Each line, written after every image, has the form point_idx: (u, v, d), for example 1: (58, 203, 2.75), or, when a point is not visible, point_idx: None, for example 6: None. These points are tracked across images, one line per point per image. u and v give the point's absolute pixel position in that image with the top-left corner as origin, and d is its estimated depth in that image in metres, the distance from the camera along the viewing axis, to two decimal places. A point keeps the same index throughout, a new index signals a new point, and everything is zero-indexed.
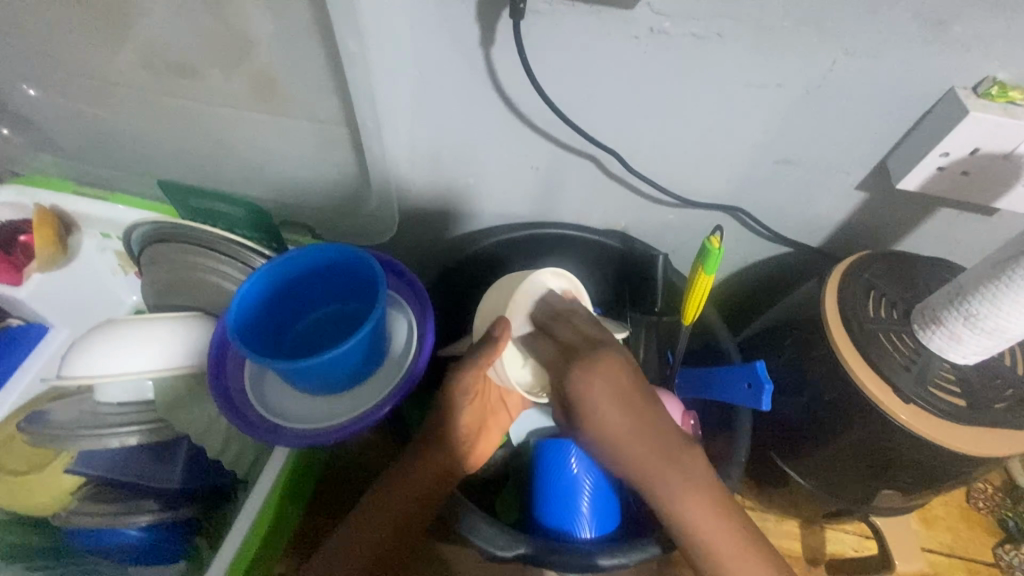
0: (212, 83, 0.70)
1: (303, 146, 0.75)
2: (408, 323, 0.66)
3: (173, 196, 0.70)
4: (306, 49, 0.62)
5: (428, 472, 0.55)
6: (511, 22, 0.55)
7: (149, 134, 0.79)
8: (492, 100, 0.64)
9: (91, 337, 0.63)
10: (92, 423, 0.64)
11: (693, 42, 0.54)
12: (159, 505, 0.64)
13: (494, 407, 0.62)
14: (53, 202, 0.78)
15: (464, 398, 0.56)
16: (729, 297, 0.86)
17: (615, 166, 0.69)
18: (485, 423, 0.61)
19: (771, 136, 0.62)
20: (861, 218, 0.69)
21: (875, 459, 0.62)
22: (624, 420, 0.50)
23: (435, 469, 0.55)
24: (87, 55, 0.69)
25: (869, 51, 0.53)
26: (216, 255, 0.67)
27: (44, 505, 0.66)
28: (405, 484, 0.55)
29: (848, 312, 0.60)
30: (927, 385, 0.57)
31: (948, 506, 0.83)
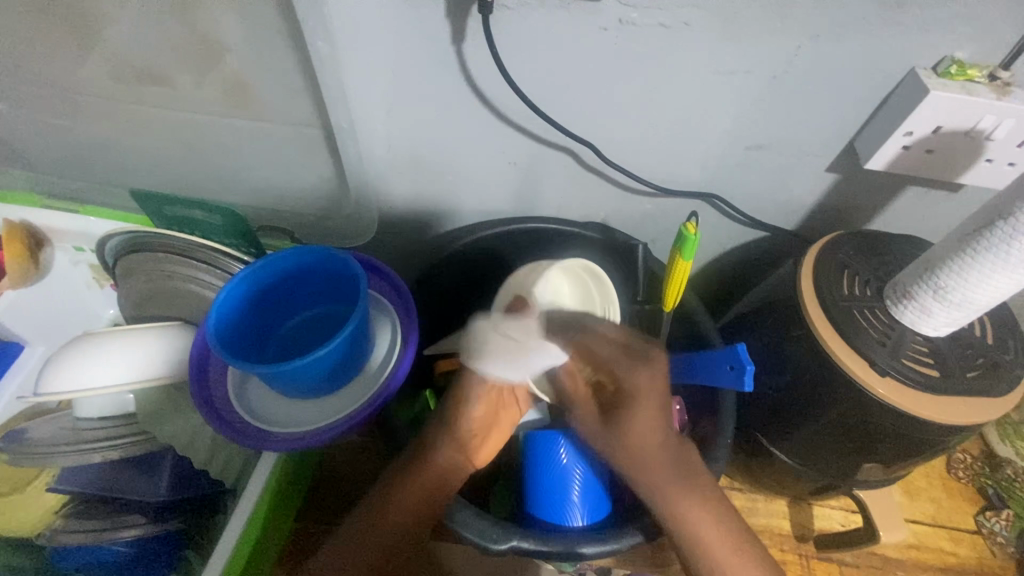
0: (182, 91, 0.69)
1: (278, 151, 0.75)
2: (393, 324, 0.66)
3: (147, 206, 0.69)
4: (275, 51, 0.62)
5: (432, 471, 0.57)
6: (481, 18, 0.56)
7: (119, 144, 0.77)
8: (467, 97, 0.64)
9: (64, 354, 0.62)
10: (76, 440, 0.64)
11: (661, 32, 0.55)
12: (146, 518, 0.63)
13: (507, 402, 0.63)
14: (22, 216, 0.76)
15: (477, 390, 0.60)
16: (709, 282, 0.87)
17: (591, 158, 0.70)
18: (495, 425, 0.62)
19: (742, 122, 0.63)
20: (833, 199, 0.71)
21: (855, 432, 0.63)
22: (654, 432, 0.56)
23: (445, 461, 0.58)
24: (51, 65, 0.68)
25: (831, 35, 0.54)
26: (193, 262, 0.66)
27: (28, 525, 0.65)
28: (412, 477, 0.57)
29: (824, 290, 0.61)
30: (902, 357, 0.58)
31: (930, 477, 0.86)
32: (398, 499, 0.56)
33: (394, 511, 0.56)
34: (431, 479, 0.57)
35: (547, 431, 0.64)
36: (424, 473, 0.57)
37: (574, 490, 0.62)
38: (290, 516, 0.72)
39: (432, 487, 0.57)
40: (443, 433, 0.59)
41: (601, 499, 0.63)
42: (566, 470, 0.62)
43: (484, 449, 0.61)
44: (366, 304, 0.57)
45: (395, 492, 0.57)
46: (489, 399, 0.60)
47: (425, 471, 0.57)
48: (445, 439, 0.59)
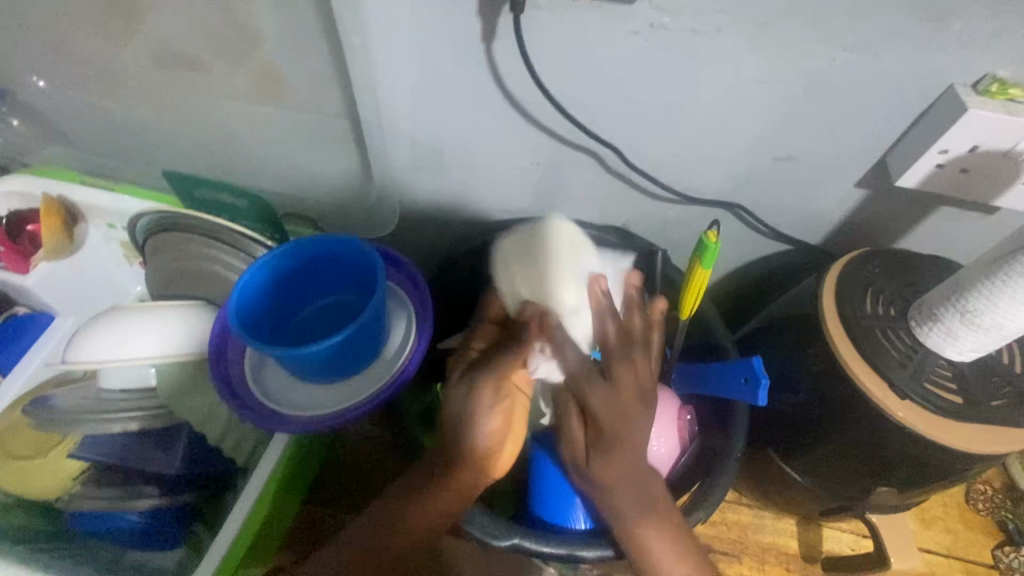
0: (218, 78, 0.71)
1: (307, 140, 0.76)
2: (407, 315, 0.66)
3: (178, 187, 0.71)
4: (309, 42, 0.63)
5: (450, 495, 0.56)
6: (513, 17, 0.56)
7: (155, 126, 0.80)
8: (494, 95, 0.64)
9: (94, 325, 0.64)
10: (96, 408, 0.65)
11: (693, 37, 0.55)
12: (160, 490, 0.64)
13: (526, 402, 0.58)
14: (59, 192, 0.79)
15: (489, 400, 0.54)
16: (728, 294, 0.86)
17: (616, 162, 0.69)
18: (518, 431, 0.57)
19: (771, 133, 0.62)
20: (861, 216, 0.70)
21: (870, 454, 0.62)
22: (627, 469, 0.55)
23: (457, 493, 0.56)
24: (96, 46, 0.71)
25: (868, 48, 0.53)
26: (221, 245, 0.68)
27: (48, 489, 0.67)
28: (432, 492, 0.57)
29: (846, 308, 0.60)
30: (925, 382, 0.56)
31: (946, 507, 0.83)
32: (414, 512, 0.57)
33: (413, 524, 0.57)
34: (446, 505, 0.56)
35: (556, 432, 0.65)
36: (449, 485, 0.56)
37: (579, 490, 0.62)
38: (299, 496, 0.73)
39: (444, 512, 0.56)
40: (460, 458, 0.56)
41: None
42: None
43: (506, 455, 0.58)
44: (382, 295, 0.58)
45: (410, 509, 0.57)
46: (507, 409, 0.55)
47: (438, 500, 0.56)
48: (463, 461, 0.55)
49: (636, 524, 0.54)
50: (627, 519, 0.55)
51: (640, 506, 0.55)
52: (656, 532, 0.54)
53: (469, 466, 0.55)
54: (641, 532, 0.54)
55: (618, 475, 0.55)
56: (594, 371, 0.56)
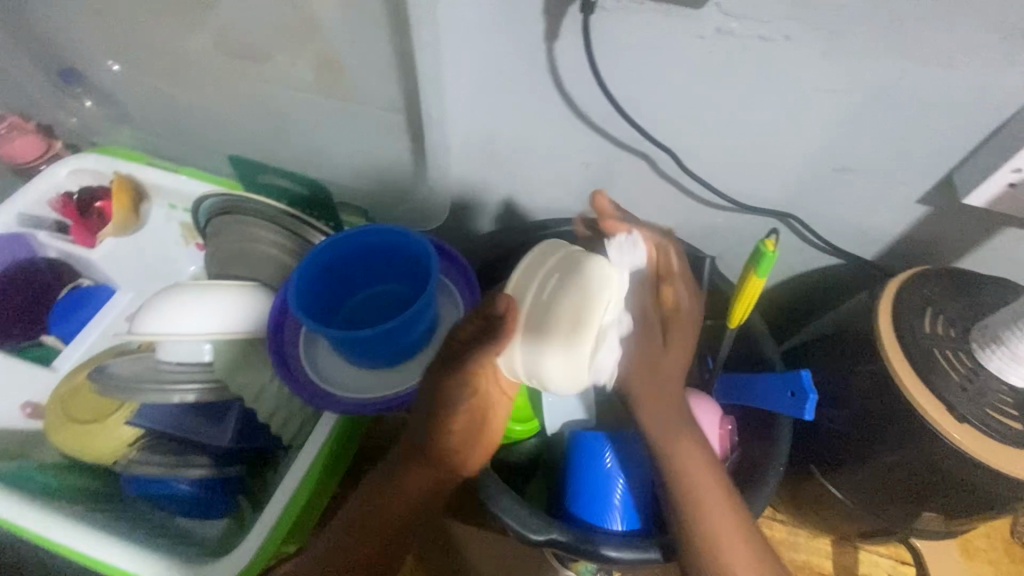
0: (283, 68, 0.73)
1: (362, 132, 0.78)
2: (456, 307, 0.68)
3: (242, 172, 0.74)
4: (374, 36, 0.64)
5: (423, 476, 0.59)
6: (578, 17, 0.56)
7: (218, 113, 0.83)
8: (551, 94, 0.65)
9: (160, 298, 0.67)
10: (156, 378, 0.67)
11: (760, 44, 0.54)
12: (211, 462, 0.67)
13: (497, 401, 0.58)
14: (131, 172, 0.84)
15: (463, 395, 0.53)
16: (772, 305, 0.85)
17: (669, 166, 0.69)
18: (484, 426, 0.57)
19: (832, 143, 0.62)
20: (920, 233, 0.68)
21: (919, 477, 0.60)
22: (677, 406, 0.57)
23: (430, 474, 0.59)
24: (170, 34, 0.74)
25: (943, 61, 0.52)
26: (279, 230, 0.71)
27: (104, 454, 0.70)
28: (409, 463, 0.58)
29: (903, 325, 0.59)
30: (983, 407, 0.55)
31: (991, 538, 0.80)
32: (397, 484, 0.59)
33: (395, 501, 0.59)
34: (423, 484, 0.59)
35: (596, 432, 0.64)
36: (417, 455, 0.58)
37: (616, 492, 0.62)
38: (334, 480, 0.74)
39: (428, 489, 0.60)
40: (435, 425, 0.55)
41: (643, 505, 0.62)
42: (610, 474, 0.62)
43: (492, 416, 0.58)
44: (434, 286, 0.59)
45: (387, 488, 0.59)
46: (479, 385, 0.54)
47: (415, 481, 0.59)
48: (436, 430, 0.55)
49: (688, 465, 0.55)
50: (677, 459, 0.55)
51: (693, 450, 0.56)
52: (710, 483, 0.54)
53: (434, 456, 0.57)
54: (689, 482, 0.54)
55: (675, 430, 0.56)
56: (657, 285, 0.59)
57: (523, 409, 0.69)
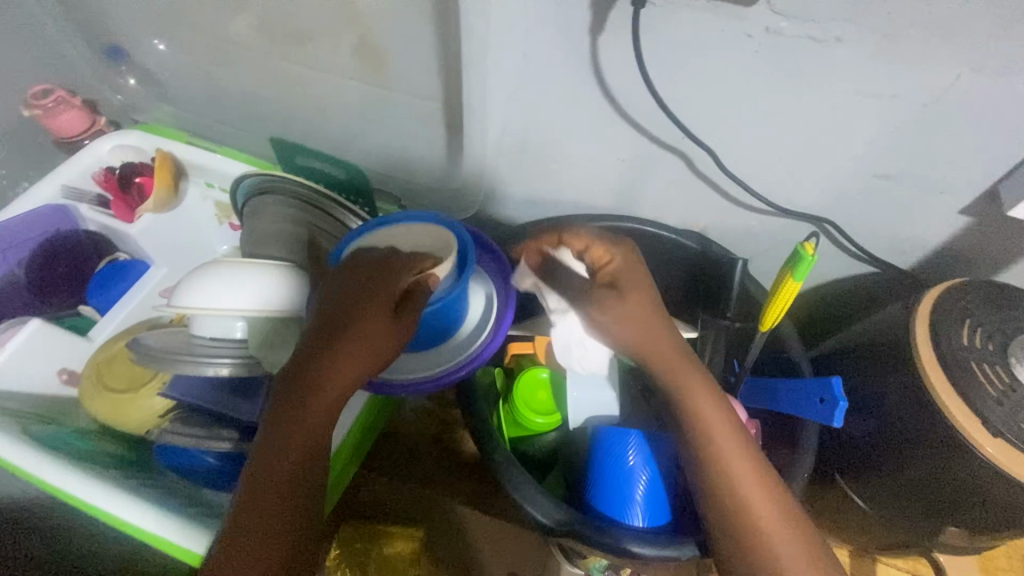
0: (324, 52, 0.74)
1: (399, 119, 0.78)
2: (487, 296, 0.67)
3: (281, 154, 0.75)
4: (419, 23, 0.65)
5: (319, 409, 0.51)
6: (625, 12, 0.56)
7: (258, 95, 0.84)
8: (591, 88, 0.65)
9: (199, 273, 0.68)
10: (191, 351, 0.68)
11: (809, 45, 0.54)
12: (239, 434, 0.68)
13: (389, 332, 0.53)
14: (172, 150, 0.85)
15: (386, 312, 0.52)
16: (800, 311, 0.84)
17: (705, 165, 0.69)
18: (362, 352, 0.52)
19: (875, 149, 0.61)
20: (959, 244, 0.67)
21: (948, 491, 0.59)
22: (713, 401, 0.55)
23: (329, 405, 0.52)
24: (217, 15, 0.75)
25: (999, 68, 0.51)
26: (318, 213, 0.73)
27: (138, 422, 0.73)
28: (316, 383, 0.51)
29: (942, 334, 0.58)
30: (1023, 422, 0.53)
31: (1013, 558, 0.79)
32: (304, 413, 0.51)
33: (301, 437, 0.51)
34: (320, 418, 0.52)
35: (620, 428, 0.64)
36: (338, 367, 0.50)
37: (638, 490, 0.61)
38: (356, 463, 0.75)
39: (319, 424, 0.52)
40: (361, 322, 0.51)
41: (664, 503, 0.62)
42: (632, 471, 0.62)
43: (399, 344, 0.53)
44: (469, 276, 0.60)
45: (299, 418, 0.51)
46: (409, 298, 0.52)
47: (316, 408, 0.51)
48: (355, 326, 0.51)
49: (743, 471, 0.52)
50: (730, 464, 0.52)
51: (746, 453, 0.53)
52: (765, 488, 0.52)
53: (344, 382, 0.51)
54: (741, 485, 0.52)
55: (718, 421, 0.54)
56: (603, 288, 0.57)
57: (545, 402, 0.71)
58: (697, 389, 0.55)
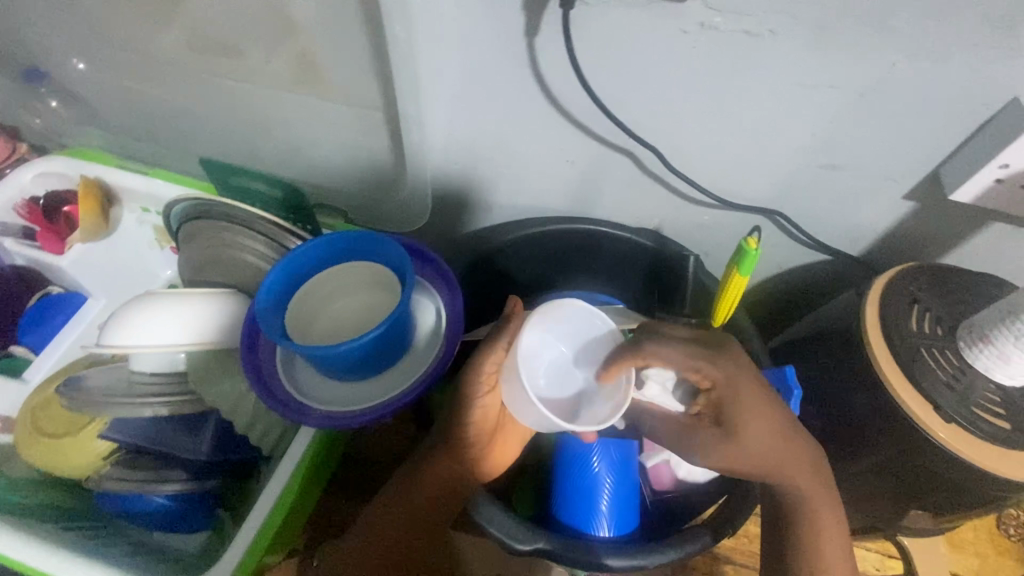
0: (254, 65, 0.70)
1: (339, 131, 0.75)
2: (436, 312, 0.66)
3: (214, 176, 0.71)
4: (349, 32, 0.62)
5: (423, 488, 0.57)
6: (558, 13, 0.54)
7: (190, 112, 0.80)
8: (533, 91, 0.63)
9: (129, 308, 0.65)
10: (129, 393, 0.65)
11: (745, 39, 0.53)
12: (187, 475, 0.65)
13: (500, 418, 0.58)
14: (97, 174, 0.80)
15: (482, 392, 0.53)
16: (759, 302, 0.84)
17: (654, 164, 0.68)
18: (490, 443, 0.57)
19: (818, 140, 0.61)
20: (906, 229, 0.67)
21: (907, 475, 0.60)
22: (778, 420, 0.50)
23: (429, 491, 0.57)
24: (136, 31, 0.71)
25: (930, 55, 0.51)
26: (252, 234, 0.68)
27: (80, 468, 0.68)
28: (411, 490, 0.58)
29: (890, 323, 0.58)
30: (971, 406, 0.54)
31: (977, 531, 0.81)
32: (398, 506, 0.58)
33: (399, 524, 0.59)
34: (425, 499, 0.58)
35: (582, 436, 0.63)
36: (429, 483, 0.56)
37: (602, 499, 0.61)
38: (318, 490, 0.72)
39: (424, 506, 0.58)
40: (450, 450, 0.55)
41: (629, 511, 0.61)
42: (597, 480, 0.61)
43: (494, 458, 0.58)
44: (409, 292, 0.58)
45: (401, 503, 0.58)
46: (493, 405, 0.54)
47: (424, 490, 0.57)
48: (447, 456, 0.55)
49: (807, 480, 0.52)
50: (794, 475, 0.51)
51: (810, 460, 0.52)
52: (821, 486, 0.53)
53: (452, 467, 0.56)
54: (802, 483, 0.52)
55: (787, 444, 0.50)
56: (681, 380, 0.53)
57: None
58: (759, 411, 0.49)
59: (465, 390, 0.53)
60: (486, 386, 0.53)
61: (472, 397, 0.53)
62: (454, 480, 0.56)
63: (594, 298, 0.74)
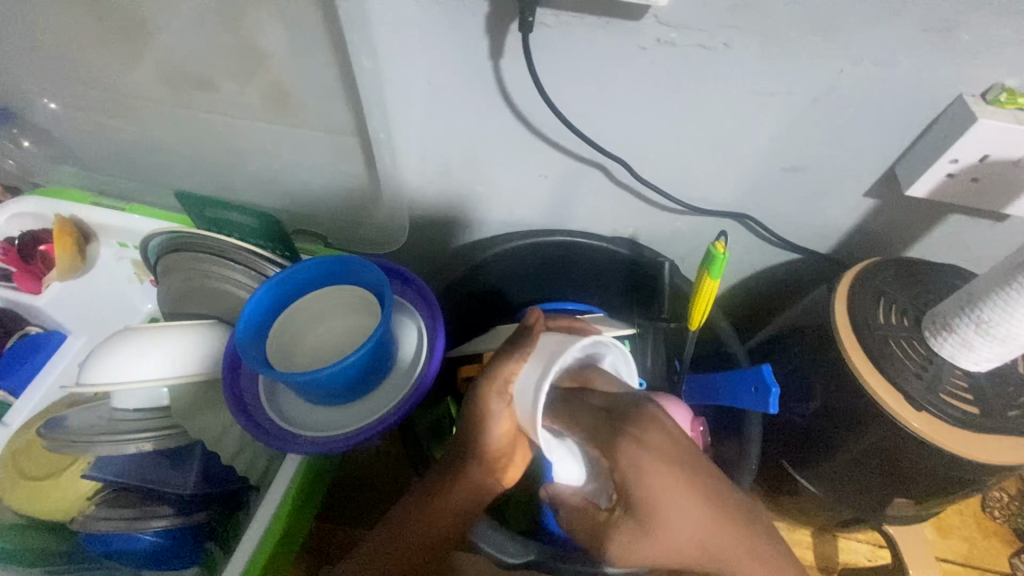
0: (227, 97, 0.71)
1: (314, 157, 0.76)
2: (418, 330, 0.66)
3: (190, 208, 0.72)
4: (318, 61, 0.63)
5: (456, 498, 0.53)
6: (519, 35, 0.56)
7: (164, 146, 0.81)
8: (501, 110, 0.65)
9: (108, 345, 0.64)
10: (111, 429, 0.65)
11: (700, 52, 0.55)
12: (174, 510, 0.64)
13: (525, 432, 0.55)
14: (73, 213, 0.80)
15: (498, 404, 0.49)
16: (737, 302, 0.86)
17: (623, 174, 0.70)
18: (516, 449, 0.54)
19: (779, 144, 0.63)
20: (870, 224, 0.69)
21: (886, 465, 0.61)
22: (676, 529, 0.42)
23: (463, 495, 0.53)
24: (106, 69, 0.72)
25: (876, 60, 0.53)
26: (231, 264, 0.69)
27: (63, 509, 0.68)
28: (432, 509, 0.53)
29: (859, 317, 0.60)
30: (940, 393, 0.56)
31: (964, 515, 0.82)
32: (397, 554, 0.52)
33: (416, 533, 0.53)
34: (453, 509, 0.53)
35: None
36: (447, 507, 0.53)
37: None
38: (311, 517, 0.72)
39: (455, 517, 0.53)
40: (472, 465, 0.52)
41: None
42: None
43: (506, 473, 0.55)
44: (389, 313, 0.59)
45: (420, 509, 0.53)
46: (513, 415, 0.50)
47: (449, 500, 0.53)
48: (468, 470, 0.52)
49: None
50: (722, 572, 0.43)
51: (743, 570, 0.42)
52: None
53: (485, 471, 0.53)
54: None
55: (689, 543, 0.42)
56: (602, 419, 0.46)
57: None
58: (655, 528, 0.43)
59: (482, 401, 0.49)
60: (506, 398, 0.49)
61: (489, 409, 0.50)
62: (480, 487, 0.53)
63: (575, 308, 0.75)
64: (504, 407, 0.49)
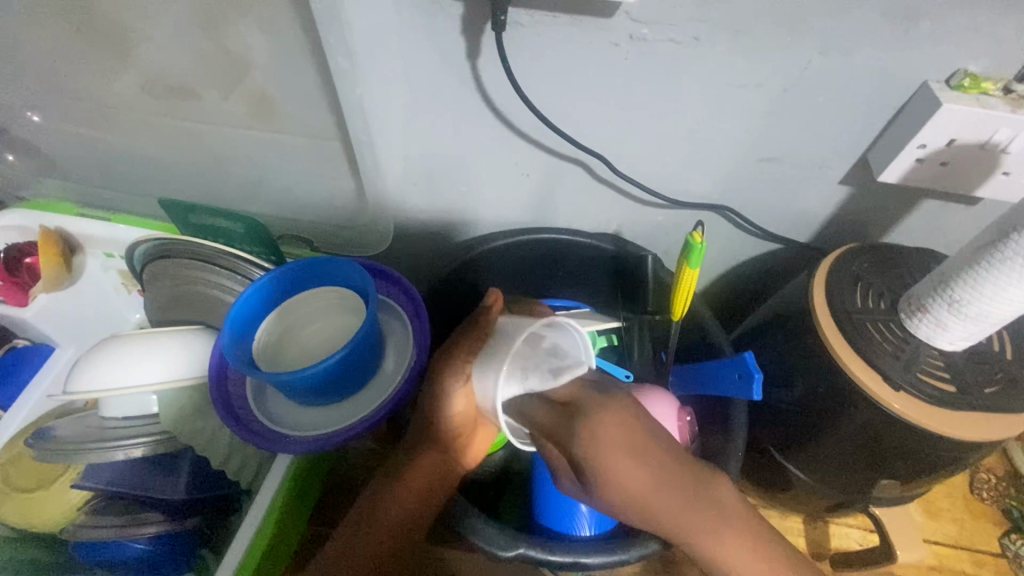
0: (209, 105, 0.72)
1: (298, 163, 0.77)
2: (405, 329, 0.67)
3: (176, 215, 0.72)
4: (298, 67, 0.64)
5: (423, 470, 0.57)
6: (494, 34, 0.57)
7: (148, 155, 0.81)
8: (480, 109, 0.66)
9: (95, 353, 0.65)
10: (101, 438, 0.65)
11: (672, 47, 0.56)
12: (164, 515, 0.65)
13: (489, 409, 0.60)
14: (58, 224, 0.80)
15: (455, 383, 0.53)
16: (722, 293, 0.87)
17: (603, 170, 0.71)
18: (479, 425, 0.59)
19: (754, 136, 0.64)
20: (846, 212, 0.71)
21: (870, 447, 0.62)
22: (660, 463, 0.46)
23: (430, 467, 0.57)
24: (87, 79, 0.72)
25: (843, 49, 0.55)
26: (217, 268, 0.69)
27: (53, 521, 0.68)
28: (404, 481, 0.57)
29: (837, 302, 0.61)
30: (917, 372, 0.57)
31: (952, 497, 0.83)
32: (379, 517, 0.56)
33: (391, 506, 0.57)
34: (423, 479, 0.57)
35: None
36: (416, 479, 0.57)
37: (582, 500, 0.62)
38: (302, 519, 0.72)
39: (424, 487, 0.57)
40: (433, 438, 0.57)
41: (609, 511, 0.63)
42: None
43: (469, 447, 0.59)
44: (374, 312, 0.59)
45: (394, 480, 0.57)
46: (471, 392, 0.54)
47: (420, 470, 0.57)
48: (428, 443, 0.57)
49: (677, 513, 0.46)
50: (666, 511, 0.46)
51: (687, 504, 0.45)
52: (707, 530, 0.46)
53: (443, 446, 0.57)
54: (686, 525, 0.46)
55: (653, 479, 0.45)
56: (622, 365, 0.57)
57: None
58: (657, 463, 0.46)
59: (439, 380, 0.53)
60: (462, 377, 0.53)
61: (446, 388, 0.53)
62: (444, 461, 0.57)
63: (561, 304, 0.76)
64: (461, 384, 0.53)
